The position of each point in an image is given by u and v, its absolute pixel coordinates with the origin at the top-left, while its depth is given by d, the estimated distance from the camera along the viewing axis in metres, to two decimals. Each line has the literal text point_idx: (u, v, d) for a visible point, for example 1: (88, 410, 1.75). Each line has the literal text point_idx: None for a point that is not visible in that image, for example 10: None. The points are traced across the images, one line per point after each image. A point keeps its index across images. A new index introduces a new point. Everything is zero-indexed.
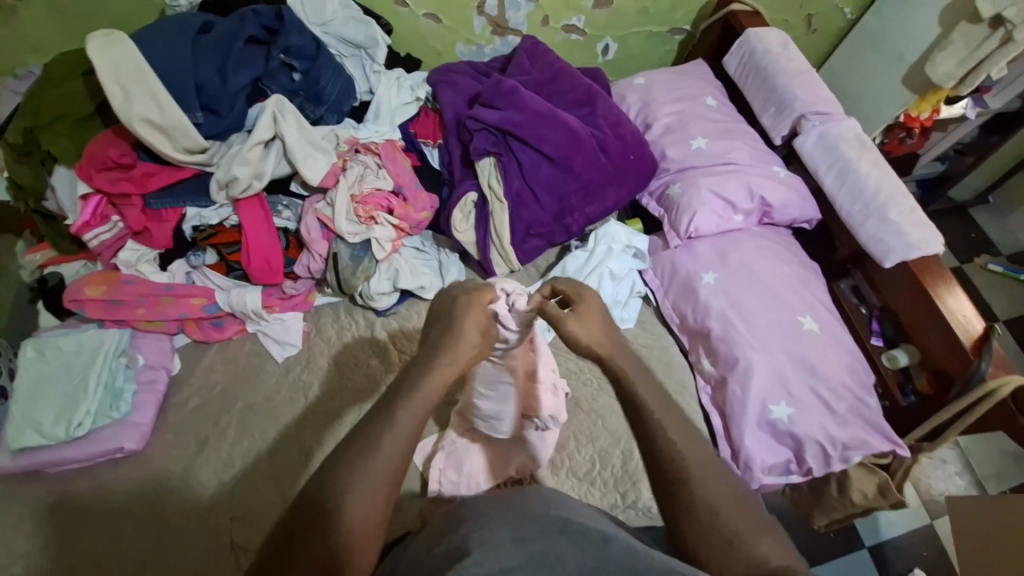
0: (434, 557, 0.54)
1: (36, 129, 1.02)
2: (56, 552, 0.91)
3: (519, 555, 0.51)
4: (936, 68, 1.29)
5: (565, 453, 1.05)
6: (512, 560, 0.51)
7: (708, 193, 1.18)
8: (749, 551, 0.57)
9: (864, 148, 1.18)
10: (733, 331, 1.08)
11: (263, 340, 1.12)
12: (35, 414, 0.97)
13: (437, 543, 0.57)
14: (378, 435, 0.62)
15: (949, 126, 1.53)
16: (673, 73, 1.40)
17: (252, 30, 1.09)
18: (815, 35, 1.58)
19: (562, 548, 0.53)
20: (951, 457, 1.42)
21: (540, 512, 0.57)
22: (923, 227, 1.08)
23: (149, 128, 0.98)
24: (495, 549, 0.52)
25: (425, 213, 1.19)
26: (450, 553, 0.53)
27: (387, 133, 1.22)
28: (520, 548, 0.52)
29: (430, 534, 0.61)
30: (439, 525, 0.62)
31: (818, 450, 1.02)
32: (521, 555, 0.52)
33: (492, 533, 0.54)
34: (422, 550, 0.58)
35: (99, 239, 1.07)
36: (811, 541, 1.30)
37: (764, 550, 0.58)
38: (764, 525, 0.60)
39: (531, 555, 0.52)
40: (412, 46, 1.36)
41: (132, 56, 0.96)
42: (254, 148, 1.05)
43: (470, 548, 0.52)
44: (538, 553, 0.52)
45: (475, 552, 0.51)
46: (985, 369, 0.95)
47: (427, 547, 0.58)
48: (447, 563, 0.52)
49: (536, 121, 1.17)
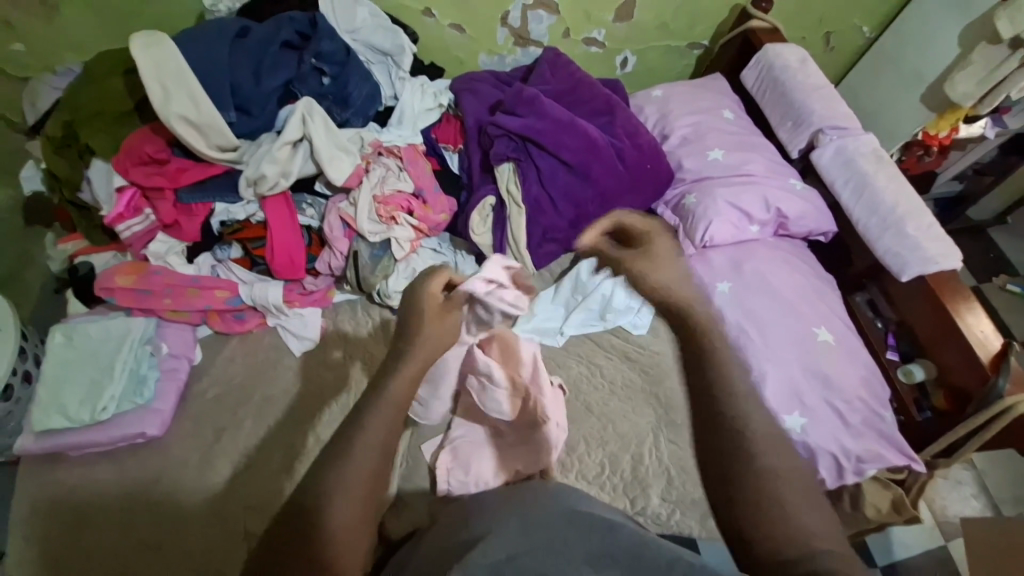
0: (450, 548, 0.55)
1: (77, 123, 1.07)
2: (74, 533, 0.93)
3: (523, 543, 0.51)
4: (954, 87, 1.29)
5: (575, 455, 1.06)
6: (518, 548, 0.50)
7: (724, 203, 1.20)
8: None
9: (882, 162, 1.18)
10: (747, 341, 1.08)
11: (282, 334, 1.15)
12: (60, 397, 1.00)
13: (453, 537, 0.57)
14: (365, 419, 0.58)
15: (967, 146, 1.52)
16: (690, 86, 1.42)
17: (286, 35, 1.14)
18: (833, 53, 1.60)
19: (569, 537, 0.52)
20: (967, 479, 1.39)
21: (552, 508, 0.57)
22: (940, 242, 1.07)
23: (185, 125, 1.03)
24: (507, 540, 0.52)
25: (444, 215, 1.22)
26: (465, 543, 0.54)
27: (410, 138, 1.26)
28: (525, 538, 0.52)
29: (445, 530, 0.62)
30: (454, 521, 0.62)
31: (832, 463, 1.01)
32: (525, 543, 0.51)
33: (506, 525, 0.55)
34: (438, 545, 0.58)
35: (131, 230, 1.11)
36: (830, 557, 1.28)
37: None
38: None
39: (539, 546, 0.51)
40: (437, 56, 1.40)
41: (174, 59, 1.01)
42: (283, 147, 1.09)
43: (482, 540, 0.52)
44: (547, 539, 0.51)
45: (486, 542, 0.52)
46: (1003, 386, 0.93)
47: (442, 541, 0.58)
48: (463, 550, 0.53)
49: (555, 128, 1.19)
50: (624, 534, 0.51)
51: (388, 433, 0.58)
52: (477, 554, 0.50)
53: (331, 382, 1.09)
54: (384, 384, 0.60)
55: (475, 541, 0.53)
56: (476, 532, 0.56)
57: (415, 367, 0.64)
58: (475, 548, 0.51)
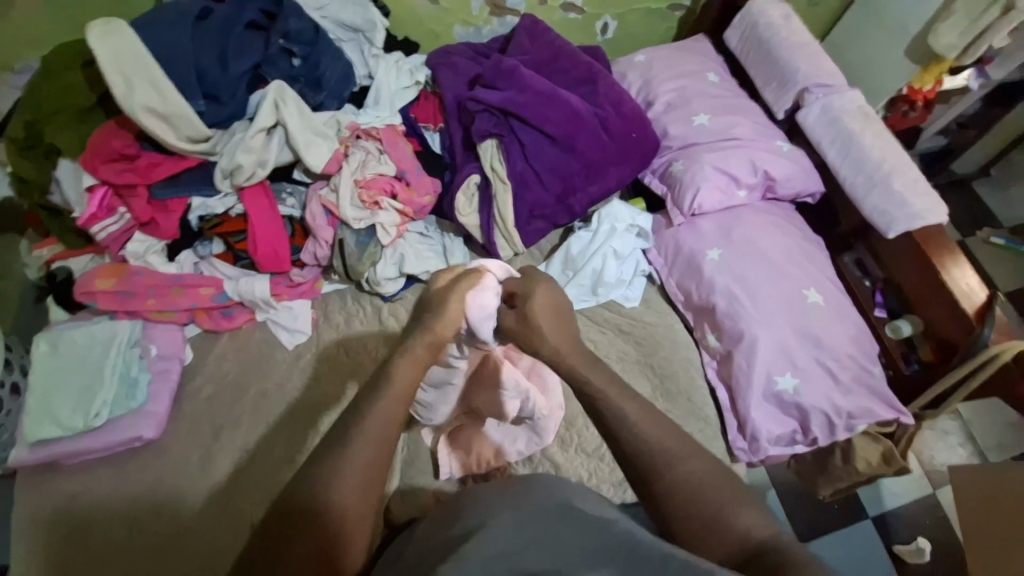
0: (441, 542, 0.54)
1: (38, 122, 1.02)
2: (81, 539, 0.94)
3: (519, 538, 0.50)
4: (940, 38, 1.27)
5: (574, 431, 1.07)
6: (511, 542, 0.49)
7: (711, 169, 1.18)
8: (728, 524, 0.59)
9: (867, 119, 1.17)
10: (738, 307, 1.09)
11: (272, 329, 1.13)
12: (52, 406, 0.99)
13: (443, 531, 0.55)
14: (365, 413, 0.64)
15: (952, 98, 1.50)
16: (674, 50, 1.38)
17: (251, 15, 1.09)
18: (817, 8, 1.56)
19: (562, 528, 0.51)
20: (953, 428, 1.45)
21: (542, 498, 0.56)
22: (926, 197, 1.08)
23: (152, 117, 0.99)
24: (500, 533, 0.50)
25: (428, 198, 1.19)
26: (452, 540, 0.52)
27: (388, 118, 1.22)
28: (520, 530, 0.51)
29: (435, 521, 0.61)
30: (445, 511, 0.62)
31: (823, 420, 1.04)
32: (521, 537, 0.50)
33: (496, 515, 0.54)
34: (431, 535, 0.57)
35: (107, 231, 1.08)
36: (803, 517, 1.32)
37: (746, 524, 0.59)
38: (741, 497, 0.62)
39: (532, 536, 0.50)
40: (410, 29, 1.34)
41: (133, 46, 0.96)
42: (257, 135, 1.06)
43: (474, 533, 0.51)
44: (540, 535, 0.50)
45: (475, 538, 0.50)
46: (989, 336, 0.96)
47: (432, 534, 0.57)
48: (451, 548, 0.51)
49: (537, 101, 1.16)
50: (616, 528, 0.52)
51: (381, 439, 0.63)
52: (472, 546, 0.49)
53: (326, 372, 1.09)
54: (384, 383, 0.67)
55: (465, 535, 0.52)
56: (465, 527, 0.54)
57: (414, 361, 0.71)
58: (466, 542, 0.50)
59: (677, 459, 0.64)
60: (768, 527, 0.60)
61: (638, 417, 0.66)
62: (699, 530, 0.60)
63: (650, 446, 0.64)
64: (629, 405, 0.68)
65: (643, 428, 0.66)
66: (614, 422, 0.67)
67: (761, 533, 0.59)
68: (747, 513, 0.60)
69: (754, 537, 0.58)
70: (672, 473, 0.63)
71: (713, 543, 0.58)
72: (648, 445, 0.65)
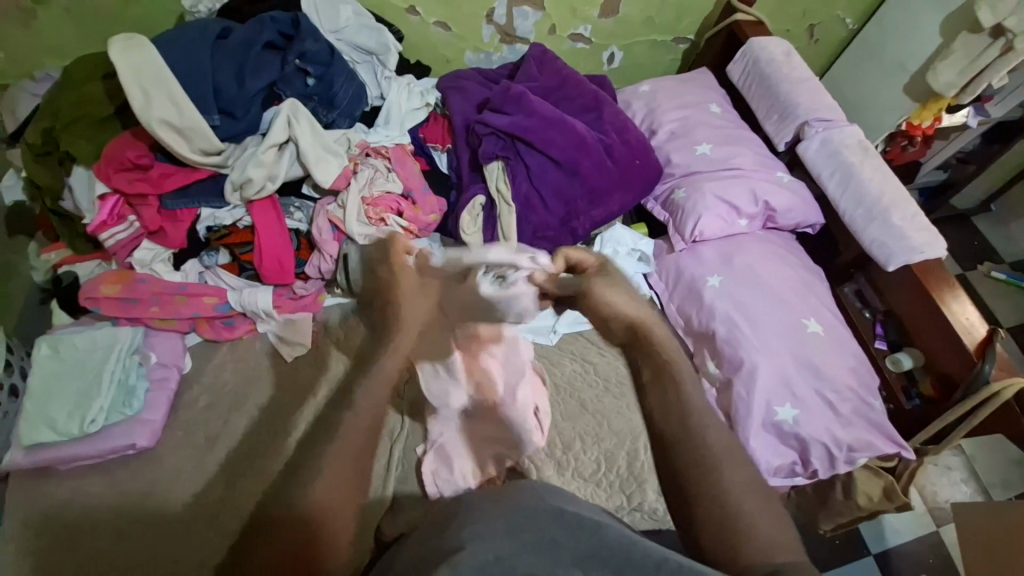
0: (426, 552, 0.51)
1: (55, 130, 1.05)
2: (66, 549, 0.92)
3: (513, 545, 0.48)
4: (937, 78, 1.31)
5: (571, 454, 1.06)
6: (506, 549, 0.47)
7: (713, 197, 1.20)
8: (760, 536, 0.56)
9: (866, 154, 1.20)
10: (738, 334, 1.09)
11: (273, 340, 1.14)
12: (48, 410, 0.98)
13: (435, 541, 0.52)
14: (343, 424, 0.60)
15: (950, 135, 1.53)
16: (677, 80, 1.42)
17: (269, 36, 1.12)
18: (817, 45, 1.61)
19: (555, 534, 0.49)
20: (956, 464, 1.42)
21: (537, 506, 0.55)
22: (925, 232, 1.09)
23: (168, 130, 1.01)
24: (493, 539, 0.48)
25: (434, 216, 1.21)
26: (439, 554, 0.48)
27: (397, 138, 1.25)
28: (513, 539, 0.48)
29: (423, 536, 0.56)
30: (434, 524, 0.57)
31: (823, 452, 1.03)
32: (515, 545, 0.48)
33: (488, 525, 0.50)
34: (419, 547, 0.54)
35: (115, 238, 1.10)
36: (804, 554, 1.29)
37: (772, 540, 0.56)
38: (771, 511, 0.59)
39: (526, 543, 0.48)
40: (422, 53, 1.39)
41: (156, 63, 0.99)
42: (269, 150, 1.08)
43: (463, 542, 0.48)
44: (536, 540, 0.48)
45: (466, 547, 0.47)
46: (989, 372, 0.96)
47: (419, 544, 0.54)
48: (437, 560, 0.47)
49: (544, 126, 1.19)
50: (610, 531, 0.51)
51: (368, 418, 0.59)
52: (464, 555, 0.46)
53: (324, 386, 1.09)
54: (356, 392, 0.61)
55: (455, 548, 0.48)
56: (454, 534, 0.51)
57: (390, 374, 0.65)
58: (456, 554, 0.47)
59: (725, 464, 0.61)
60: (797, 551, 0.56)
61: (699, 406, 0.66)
62: (731, 532, 0.56)
63: (706, 436, 0.63)
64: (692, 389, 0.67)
65: (699, 418, 0.65)
66: (677, 400, 0.66)
67: (782, 553, 0.55)
68: (772, 527, 0.57)
69: (779, 554, 0.54)
70: (716, 476, 0.60)
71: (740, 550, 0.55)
72: (697, 438, 0.63)
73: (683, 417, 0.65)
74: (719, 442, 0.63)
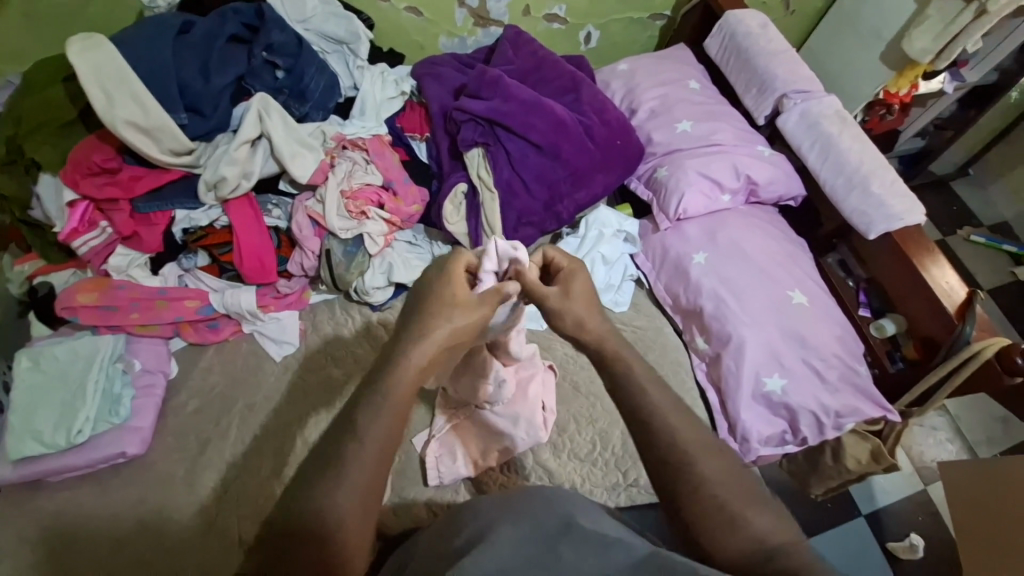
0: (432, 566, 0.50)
1: (18, 137, 1.01)
2: (62, 562, 0.91)
3: (517, 554, 0.48)
4: (912, 44, 1.31)
5: (566, 436, 1.07)
6: (509, 559, 0.48)
7: (695, 173, 1.20)
8: (743, 524, 0.56)
9: (845, 123, 1.20)
10: (725, 309, 1.10)
11: (260, 340, 1.12)
12: (33, 424, 0.96)
13: (446, 543, 0.53)
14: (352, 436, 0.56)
15: (927, 102, 1.55)
16: (656, 58, 1.41)
17: (232, 29, 1.09)
18: (793, 16, 1.60)
19: (563, 551, 0.48)
20: (942, 424, 1.46)
21: (547, 512, 0.54)
22: (904, 198, 1.10)
23: (133, 131, 0.98)
24: (499, 551, 0.48)
25: (416, 207, 1.19)
26: (455, 551, 0.51)
27: (374, 129, 1.22)
28: (522, 547, 0.49)
29: (436, 531, 0.58)
30: (445, 522, 0.59)
31: (812, 419, 1.05)
32: (519, 555, 0.48)
33: (497, 533, 0.51)
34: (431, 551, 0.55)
35: (88, 246, 1.07)
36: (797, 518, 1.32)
37: (760, 527, 0.56)
38: (759, 498, 0.59)
39: (532, 556, 0.48)
40: (395, 40, 1.36)
41: (115, 61, 0.95)
42: (241, 147, 1.05)
43: (475, 546, 0.49)
44: (540, 553, 0.48)
45: (476, 550, 0.49)
46: (970, 333, 0.98)
47: (435, 544, 0.55)
48: (449, 563, 0.49)
49: (523, 110, 1.17)
50: (620, 552, 0.49)
51: (395, 414, 0.59)
52: (469, 560, 0.47)
53: (314, 385, 1.08)
54: (383, 390, 0.60)
55: (471, 544, 0.50)
56: (472, 535, 0.52)
57: (414, 377, 0.63)
58: (467, 556, 0.48)
59: (701, 456, 0.59)
60: (783, 531, 0.56)
61: (666, 408, 0.62)
62: (720, 531, 0.56)
63: (677, 434, 0.61)
64: (651, 386, 0.64)
65: (671, 417, 0.62)
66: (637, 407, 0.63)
67: (776, 537, 0.55)
68: (763, 514, 0.57)
69: (769, 539, 0.55)
70: (694, 470, 0.59)
71: (724, 541, 0.55)
72: (669, 438, 0.61)
73: (651, 418, 0.62)
74: (692, 437, 0.61)
